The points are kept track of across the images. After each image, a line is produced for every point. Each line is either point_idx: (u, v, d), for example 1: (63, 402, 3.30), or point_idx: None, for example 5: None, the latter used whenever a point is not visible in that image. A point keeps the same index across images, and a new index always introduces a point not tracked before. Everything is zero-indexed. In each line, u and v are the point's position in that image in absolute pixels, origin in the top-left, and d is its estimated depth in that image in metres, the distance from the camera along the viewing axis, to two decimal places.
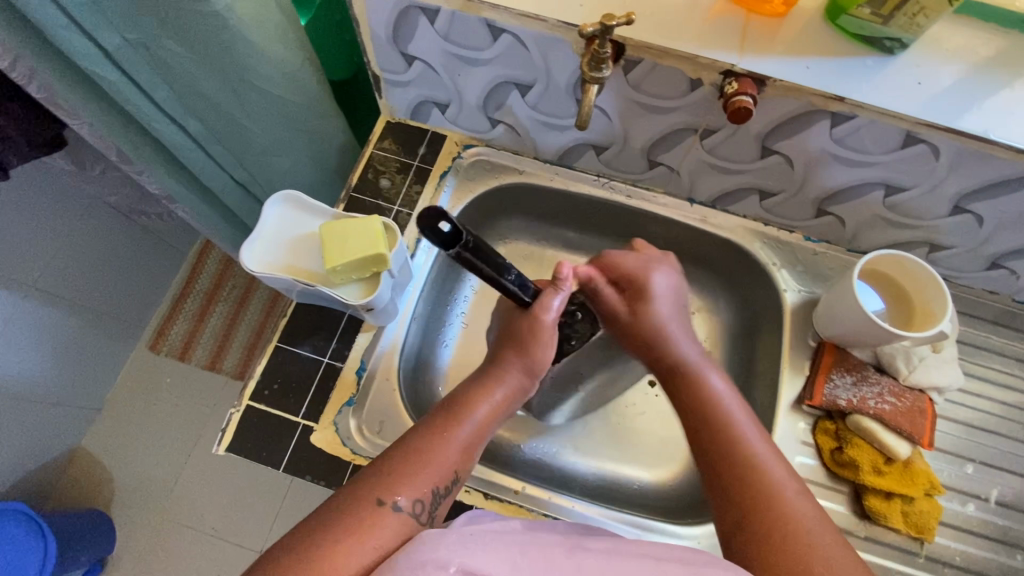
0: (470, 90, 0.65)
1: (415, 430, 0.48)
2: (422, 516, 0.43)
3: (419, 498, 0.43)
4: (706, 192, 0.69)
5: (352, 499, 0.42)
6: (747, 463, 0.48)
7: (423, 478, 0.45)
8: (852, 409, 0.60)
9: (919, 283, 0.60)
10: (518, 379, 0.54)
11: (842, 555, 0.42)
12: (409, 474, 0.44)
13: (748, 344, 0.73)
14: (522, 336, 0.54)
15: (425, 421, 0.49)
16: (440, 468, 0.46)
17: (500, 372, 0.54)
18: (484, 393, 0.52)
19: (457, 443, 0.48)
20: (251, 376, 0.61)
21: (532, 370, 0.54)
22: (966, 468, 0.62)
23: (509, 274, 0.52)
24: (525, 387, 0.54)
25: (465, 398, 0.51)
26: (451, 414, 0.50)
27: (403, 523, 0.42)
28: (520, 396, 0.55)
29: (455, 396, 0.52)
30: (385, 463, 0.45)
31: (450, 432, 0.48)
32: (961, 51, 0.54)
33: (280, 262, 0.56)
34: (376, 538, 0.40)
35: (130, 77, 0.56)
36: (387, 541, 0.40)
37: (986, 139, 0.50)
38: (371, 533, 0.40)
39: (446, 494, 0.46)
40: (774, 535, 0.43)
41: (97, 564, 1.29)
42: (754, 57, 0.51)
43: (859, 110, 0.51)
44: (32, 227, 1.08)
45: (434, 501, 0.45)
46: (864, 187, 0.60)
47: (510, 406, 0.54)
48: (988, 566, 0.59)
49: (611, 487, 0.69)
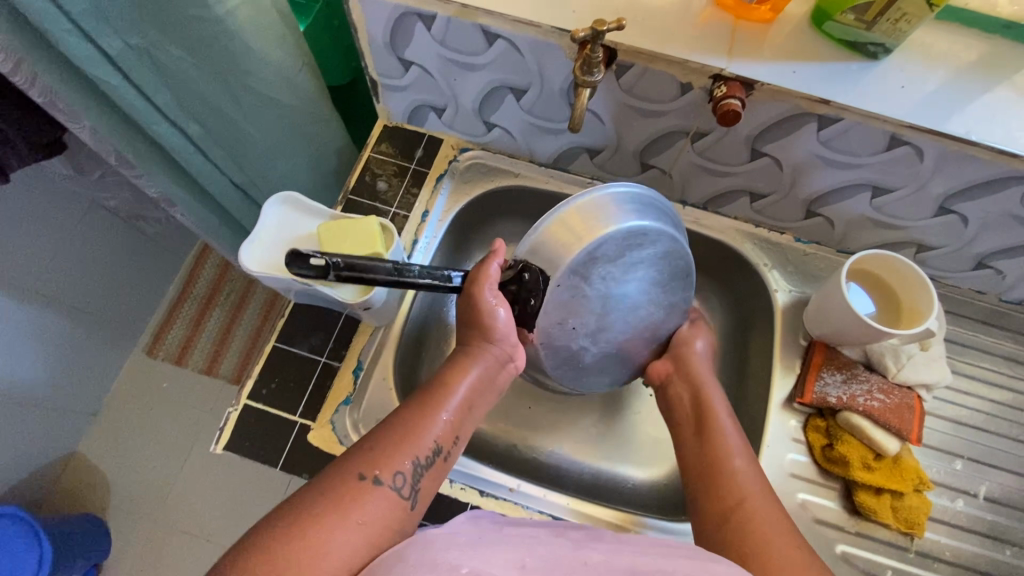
0: (465, 94, 0.66)
1: (397, 411, 0.49)
2: (405, 491, 0.44)
3: (399, 471, 0.44)
4: (698, 194, 0.71)
5: (332, 477, 0.42)
6: (722, 465, 0.54)
7: (404, 453, 0.45)
8: (842, 406, 0.61)
9: (906, 282, 0.61)
10: (491, 354, 0.54)
11: (802, 550, 0.46)
12: (390, 451, 0.45)
13: (741, 344, 0.74)
14: (467, 313, 0.54)
15: (407, 402, 0.50)
16: (422, 443, 0.47)
17: (472, 350, 0.54)
18: (463, 371, 0.53)
19: (438, 421, 0.48)
20: (249, 376, 0.62)
21: (495, 343, 0.54)
22: (955, 465, 0.63)
23: (411, 270, 0.50)
24: (500, 360, 0.55)
25: (445, 379, 0.52)
26: (435, 395, 0.51)
27: (384, 497, 0.42)
28: (496, 371, 0.55)
29: (432, 380, 0.53)
30: (366, 440, 0.46)
31: (432, 410, 0.49)
32: (943, 56, 0.55)
33: (279, 261, 0.57)
34: (359, 514, 0.40)
35: (131, 81, 0.57)
36: (370, 514, 0.41)
37: (968, 141, 0.51)
38: (354, 507, 0.41)
39: (431, 469, 0.46)
40: (738, 541, 0.48)
41: (92, 570, 1.28)
42: (742, 62, 0.53)
43: (844, 112, 0.52)
44: (30, 231, 1.08)
45: (416, 475, 0.45)
46: (851, 189, 0.61)
47: (493, 384, 0.55)
48: (978, 560, 0.59)
49: (607, 486, 0.69)
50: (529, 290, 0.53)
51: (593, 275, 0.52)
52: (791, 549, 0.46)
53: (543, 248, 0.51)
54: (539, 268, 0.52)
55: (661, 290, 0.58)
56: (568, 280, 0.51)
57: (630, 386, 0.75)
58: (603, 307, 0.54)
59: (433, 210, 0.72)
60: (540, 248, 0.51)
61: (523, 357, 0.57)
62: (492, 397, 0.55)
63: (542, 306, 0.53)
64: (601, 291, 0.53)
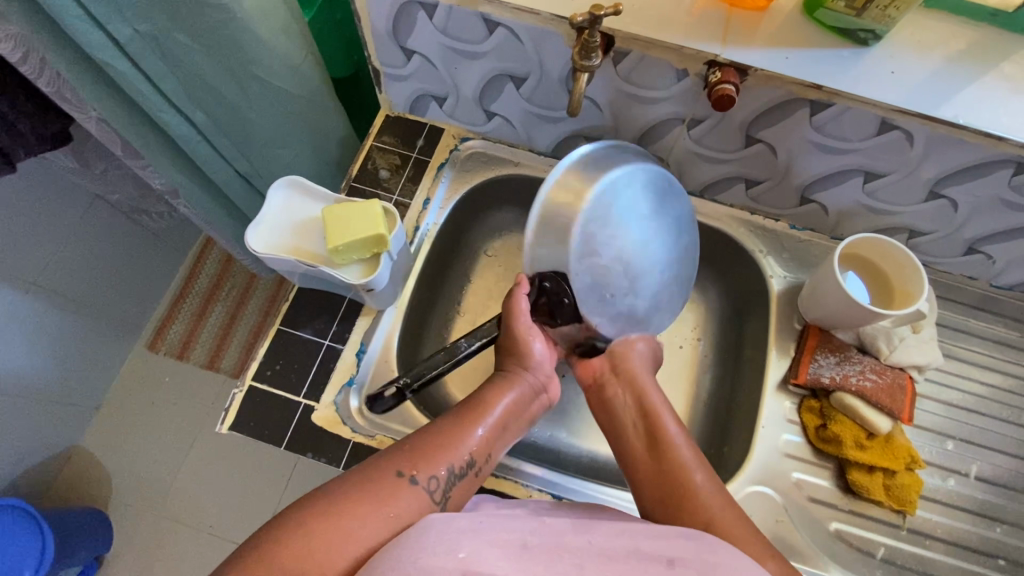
0: (466, 82, 0.67)
1: (439, 420, 0.51)
2: (437, 496, 0.45)
3: (435, 476, 0.46)
4: (695, 182, 0.72)
5: (372, 470, 0.44)
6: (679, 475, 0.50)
7: (442, 459, 0.47)
8: (836, 387, 0.62)
9: (897, 265, 0.63)
10: (527, 381, 0.57)
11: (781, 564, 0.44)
12: (429, 455, 0.47)
13: (736, 329, 0.75)
14: (508, 342, 0.58)
15: (449, 413, 0.52)
16: (459, 452, 0.48)
17: (514, 372, 0.57)
18: (503, 389, 0.55)
19: (476, 433, 0.50)
20: (254, 358, 0.63)
21: (532, 370, 0.57)
22: (947, 445, 0.64)
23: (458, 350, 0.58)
24: (538, 384, 0.58)
25: (485, 395, 0.54)
26: (475, 409, 0.52)
27: (416, 498, 0.44)
28: (531, 398, 0.57)
29: (477, 394, 0.54)
30: (410, 440, 0.48)
31: (472, 422, 0.51)
32: (933, 44, 0.56)
33: (284, 244, 0.58)
34: (391, 508, 0.42)
35: (139, 68, 0.59)
36: (400, 511, 0.42)
37: (955, 124, 0.53)
38: (389, 501, 0.43)
39: (463, 479, 0.48)
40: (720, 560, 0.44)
41: (94, 562, 1.28)
42: (736, 48, 0.54)
43: (835, 97, 0.54)
44: (34, 223, 1.09)
45: (449, 483, 0.47)
46: (843, 174, 0.63)
47: (530, 406, 0.57)
48: (969, 538, 0.61)
49: (605, 469, 0.70)
50: (556, 294, 0.57)
51: (597, 249, 0.55)
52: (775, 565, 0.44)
53: (550, 257, 0.55)
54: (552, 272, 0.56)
55: (659, 216, 0.60)
56: (581, 265, 0.55)
57: None
58: (627, 269, 0.58)
59: (434, 197, 0.74)
60: (546, 257, 0.56)
61: (556, 390, 0.61)
62: (528, 418, 0.57)
63: (579, 299, 0.57)
64: (614, 255, 0.57)
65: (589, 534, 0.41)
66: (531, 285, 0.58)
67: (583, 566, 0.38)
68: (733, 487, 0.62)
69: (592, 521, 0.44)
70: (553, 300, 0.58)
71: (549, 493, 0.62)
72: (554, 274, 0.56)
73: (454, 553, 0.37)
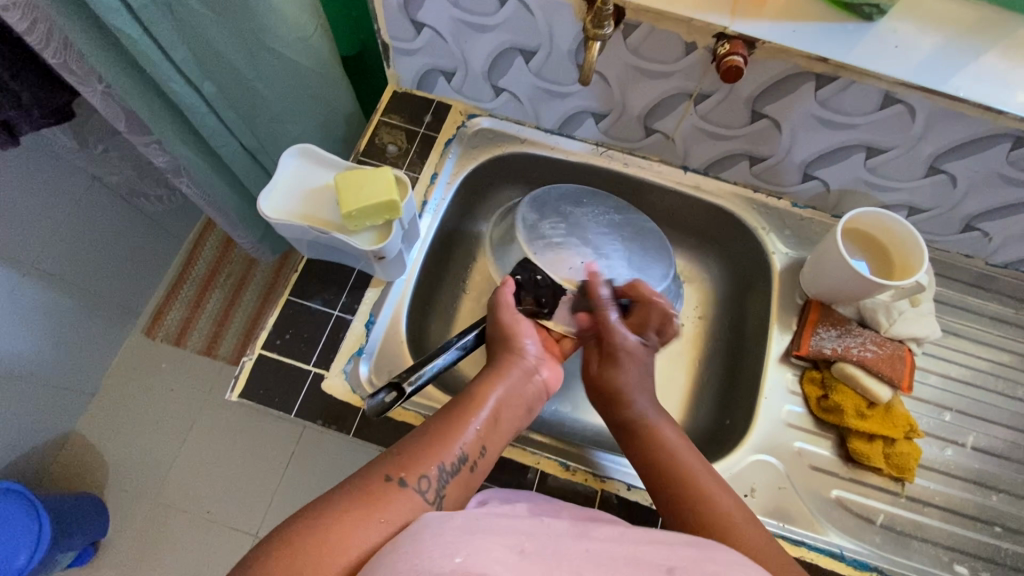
0: (476, 57, 0.68)
1: (428, 423, 0.51)
2: (429, 495, 0.45)
3: (425, 476, 0.45)
4: (698, 160, 0.73)
5: (360, 478, 0.44)
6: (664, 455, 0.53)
7: (431, 460, 0.47)
8: (837, 357, 0.63)
9: (898, 240, 0.64)
10: (514, 374, 0.56)
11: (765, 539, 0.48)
12: (417, 457, 0.47)
13: (738, 307, 0.77)
14: (496, 334, 0.60)
15: (435, 415, 0.52)
16: (449, 451, 0.48)
17: (502, 367, 0.57)
18: (492, 384, 0.55)
19: (466, 430, 0.50)
20: (263, 327, 0.63)
21: (516, 362, 0.57)
22: (944, 416, 0.66)
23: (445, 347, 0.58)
24: (529, 373, 0.58)
25: (473, 392, 0.54)
26: (462, 408, 0.52)
27: (408, 499, 0.44)
28: (523, 387, 0.56)
29: (466, 391, 0.54)
30: (397, 445, 0.48)
31: (460, 420, 0.51)
32: (934, 21, 0.58)
33: (296, 211, 0.59)
34: (381, 513, 0.42)
35: (150, 36, 0.58)
36: (391, 514, 0.42)
37: (956, 97, 0.54)
38: (380, 505, 0.42)
39: (456, 476, 0.47)
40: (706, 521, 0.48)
41: (90, 547, 1.27)
42: (744, 20, 0.55)
43: (840, 70, 0.55)
44: (32, 202, 1.09)
45: (441, 481, 0.46)
46: (846, 150, 0.64)
47: (523, 398, 0.56)
48: (965, 505, 0.62)
49: (609, 442, 0.73)
50: (529, 283, 0.66)
51: (545, 233, 0.71)
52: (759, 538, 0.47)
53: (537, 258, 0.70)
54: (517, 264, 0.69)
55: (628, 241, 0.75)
56: (534, 246, 0.70)
57: None
58: (586, 245, 0.72)
59: (442, 172, 0.74)
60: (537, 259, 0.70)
61: (551, 373, 0.59)
62: (523, 410, 0.56)
63: (545, 270, 0.68)
64: (565, 231, 0.72)
65: (586, 539, 0.41)
66: (514, 283, 0.64)
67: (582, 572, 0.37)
68: (737, 455, 0.63)
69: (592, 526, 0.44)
70: (531, 288, 0.66)
71: (557, 461, 0.62)
72: (519, 266, 0.69)
73: (451, 557, 0.35)
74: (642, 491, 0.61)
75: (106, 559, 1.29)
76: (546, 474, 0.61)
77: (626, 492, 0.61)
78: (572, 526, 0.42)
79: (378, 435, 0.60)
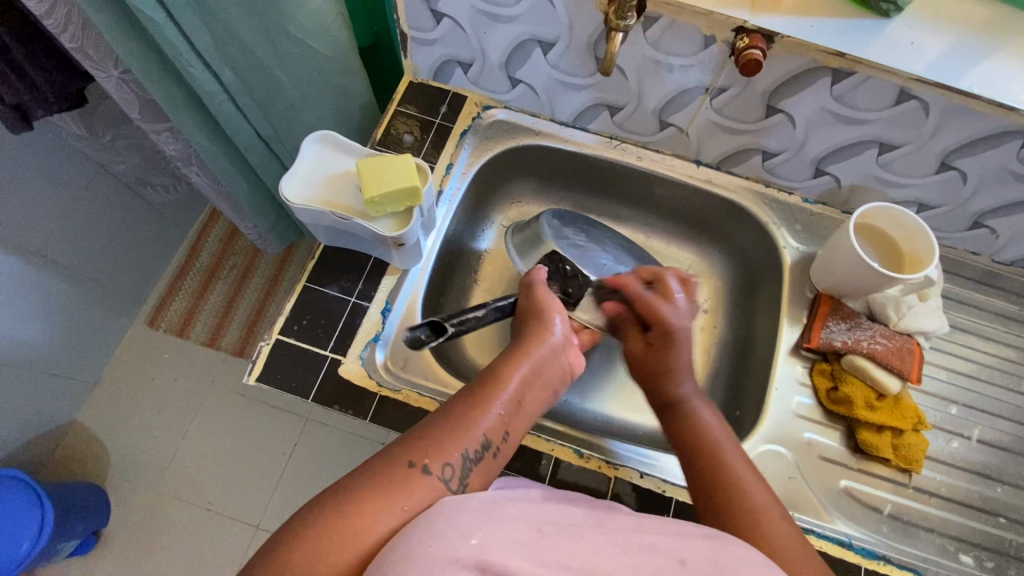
0: (494, 47, 0.68)
1: (453, 403, 0.49)
2: (453, 484, 0.44)
3: (448, 463, 0.44)
4: (712, 154, 0.74)
5: (381, 464, 0.43)
6: (702, 436, 0.52)
7: (454, 446, 0.46)
8: (847, 349, 0.64)
9: (908, 235, 0.65)
10: (537, 354, 0.55)
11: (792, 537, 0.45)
12: (439, 443, 0.45)
13: (748, 301, 0.78)
14: (528, 311, 0.61)
15: (459, 396, 0.50)
16: (472, 436, 0.47)
17: (526, 349, 0.56)
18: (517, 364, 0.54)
19: (488, 415, 0.49)
20: (280, 313, 0.64)
21: (542, 342, 0.56)
22: (951, 409, 0.67)
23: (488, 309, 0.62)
24: (555, 356, 0.56)
25: (496, 374, 0.52)
26: (486, 388, 0.51)
27: (431, 487, 0.42)
28: (547, 369, 0.55)
29: (489, 371, 0.53)
30: (418, 429, 0.46)
31: (482, 403, 0.49)
32: (948, 19, 0.59)
33: (318, 197, 0.59)
34: (404, 501, 0.41)
35: (172, 19, 0.58)
36: (414, 503, 0.41)
37: (970, 94, 0.54)
38: (402, 493, 0.41)
39: (480, 464, 0.47)
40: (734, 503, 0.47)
41: (91, 537, 1.26)
42: (763, 14, 0.56)
43: (857, 66, 0.56)
44: (39, 189, 1.09)
45: (464, 469, 0.45)
46: (859, 145, 0.65)
47: (546, 379, 0.55)
48: (970, 496, 0.63)
49: (620, 432, 0.74)
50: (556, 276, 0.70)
51: (571, 236, 0.76)
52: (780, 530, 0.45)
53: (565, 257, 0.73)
54: (542, 257, 0.72)
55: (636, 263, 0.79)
56: (559, 243, 0.74)
57: None
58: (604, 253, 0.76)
59: (457, 163, 0.75)
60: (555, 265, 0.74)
61: (579, 361, 0.59)
62: (546, 391, 0.55)
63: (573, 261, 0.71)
64: (587, 240, 0.77)
65: (604, 526, 0.39)
66: (543, 270, 0.65)
67: (600, 554, 0.36)
68: (748, 445, 0.64)
69: (609, 512, 0.42)
70: (558, 275, 0.70)
71: (570, 448, 0.63)
72: (545, 259, 0.72)
73: (467, 539, 0.35)
74: (655, 478, 0.62)
75: (107, 550, 1.28)
76: (560, 461, 0.62)
77: (639, 480, 0.62)
78: (591, 513, 0.41)
79: (394, 420, 0.60)
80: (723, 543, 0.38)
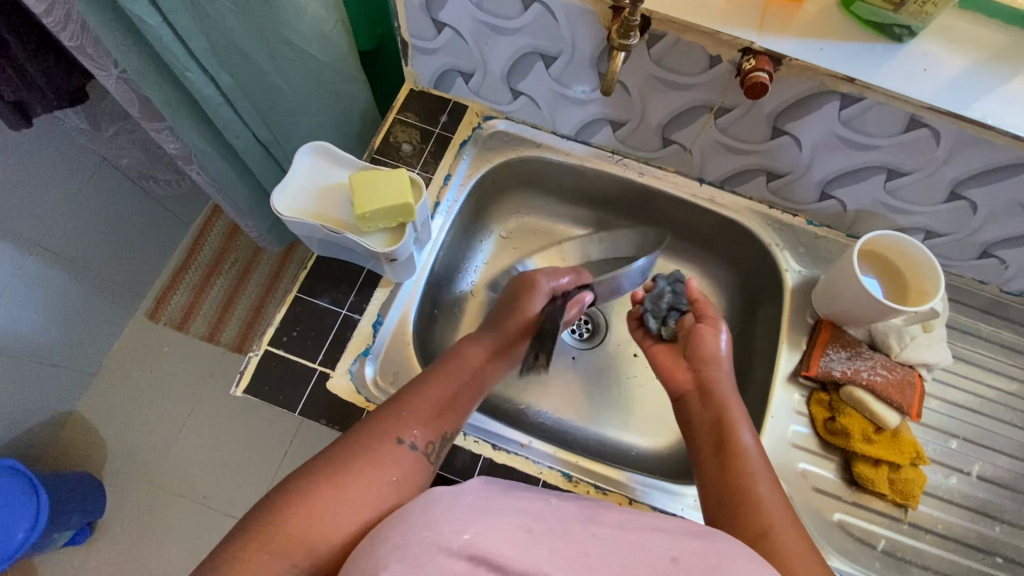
0: (495, 59, 0.67)
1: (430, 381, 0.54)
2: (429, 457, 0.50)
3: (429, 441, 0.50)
4: (715, 173, 0.73)
5: (374, 441, 0.47)
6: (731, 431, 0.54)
7: (433, 426, 0.51)
8: (846, 380, 0.63)
9: (914, 265, 0.63)
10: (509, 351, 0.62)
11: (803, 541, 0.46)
12: (422, 422, 0.50)
13: (749, 324, 0.76)
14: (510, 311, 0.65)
15: (438, 377, 0.54)
16: (448, 420, 0.53)
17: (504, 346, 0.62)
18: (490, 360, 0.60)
19: (462, 402, 0.55)
20: (270, 323, 0.63)
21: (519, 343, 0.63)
22: (951, 444, 0.65)
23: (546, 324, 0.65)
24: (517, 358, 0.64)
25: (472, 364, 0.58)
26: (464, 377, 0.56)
27: (415, 462, 0.48)
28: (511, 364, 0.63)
29: (459, 354, 0.59)
30: (404, 408, 0.50)
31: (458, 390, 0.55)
32: (964, 44, 0.57)
33: (311, 209, 0.59)
34: (392, 474, 0.45)
35: (168, 24, 0.57)
36: (400, 474, 0.46)
37: (983, 124, 0.53)
38: (389, 468, 0.46)
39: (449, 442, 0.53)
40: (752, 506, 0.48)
41: (86, 528, 1.27)
42: (771, 37, 0.54)
43: (866, 91, 0.54)
44: (41, 182, 1.08)
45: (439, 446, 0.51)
46: (866, 170, 0.63)
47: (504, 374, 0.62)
48: (967, 534, 0.62)
49: (612, 451, 0.73)
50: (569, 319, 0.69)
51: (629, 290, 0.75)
52: (788, 528, 0.47)
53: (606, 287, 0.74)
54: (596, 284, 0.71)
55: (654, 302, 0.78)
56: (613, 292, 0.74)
57: (637, 359, 0.79)
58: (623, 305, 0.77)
59: (456, 173, 0.74)
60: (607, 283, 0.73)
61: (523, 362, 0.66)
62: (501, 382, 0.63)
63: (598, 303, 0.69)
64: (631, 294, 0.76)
65: (595, 522, 0.38)
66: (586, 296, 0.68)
67: (590, 555, 0.35)
68: None
69: (603, 508, 0.41)
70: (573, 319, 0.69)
71: (560, 472, 0.62)
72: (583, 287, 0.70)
73: (461, 533, 0.34)
74: (644, 505, 0.61)
75: (101, 541, 1.29)
76: (548, 485, 0.61)
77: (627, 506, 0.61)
78: (583, 509, 0.40)
79: None
80: (713, 542, 0.37)
